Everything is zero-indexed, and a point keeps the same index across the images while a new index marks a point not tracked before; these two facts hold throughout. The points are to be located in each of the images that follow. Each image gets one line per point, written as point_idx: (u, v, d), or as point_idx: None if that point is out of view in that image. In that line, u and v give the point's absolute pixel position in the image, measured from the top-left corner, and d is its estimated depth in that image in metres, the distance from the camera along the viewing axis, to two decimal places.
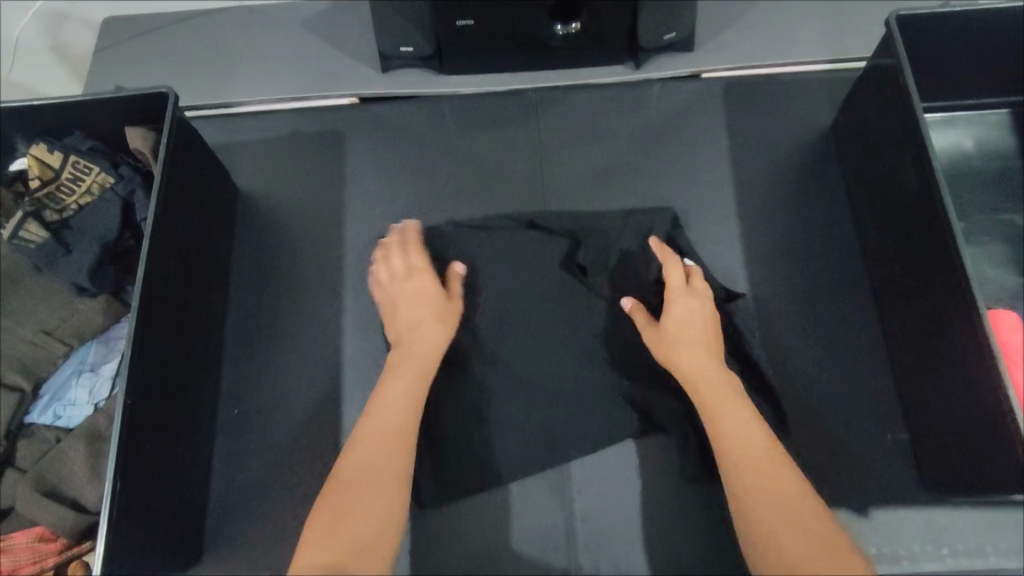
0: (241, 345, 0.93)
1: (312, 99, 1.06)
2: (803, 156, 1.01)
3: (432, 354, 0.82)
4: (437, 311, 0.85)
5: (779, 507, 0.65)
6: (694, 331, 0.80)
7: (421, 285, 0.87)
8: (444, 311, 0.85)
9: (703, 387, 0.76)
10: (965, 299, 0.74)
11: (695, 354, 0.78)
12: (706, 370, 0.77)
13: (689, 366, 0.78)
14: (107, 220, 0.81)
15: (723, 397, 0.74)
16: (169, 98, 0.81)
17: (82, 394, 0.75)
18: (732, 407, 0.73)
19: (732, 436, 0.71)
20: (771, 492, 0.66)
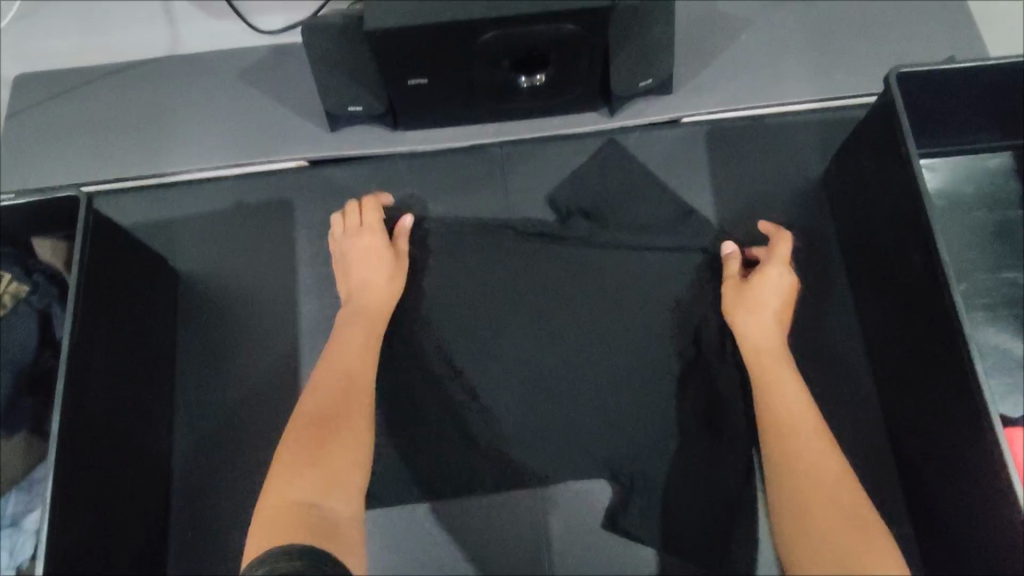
0: (191, 457, 0.84)
1: (252, 165, 0.95)
2: (794, 209, 0.93)
3: (384, 309, 0.81)
4: (390, 272, 0.83)
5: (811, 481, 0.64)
6: (771, 302, 0.78)
7: (371, 243, 0.83)
8: (395, 271, 0.83)
9: (757, 350, 0.76)
10: (972, 392, 0.68)
11: (768, 330, 0.77)
12: (769, 339, 0.77)
13: (752, 331, 0.77)
14: (21, 340, 0.72)
15: (775, 362, 0.75)
16: (80, 203, 0.71)
17: (2, 555, 0.68)
18: (789, 382, 0.73)
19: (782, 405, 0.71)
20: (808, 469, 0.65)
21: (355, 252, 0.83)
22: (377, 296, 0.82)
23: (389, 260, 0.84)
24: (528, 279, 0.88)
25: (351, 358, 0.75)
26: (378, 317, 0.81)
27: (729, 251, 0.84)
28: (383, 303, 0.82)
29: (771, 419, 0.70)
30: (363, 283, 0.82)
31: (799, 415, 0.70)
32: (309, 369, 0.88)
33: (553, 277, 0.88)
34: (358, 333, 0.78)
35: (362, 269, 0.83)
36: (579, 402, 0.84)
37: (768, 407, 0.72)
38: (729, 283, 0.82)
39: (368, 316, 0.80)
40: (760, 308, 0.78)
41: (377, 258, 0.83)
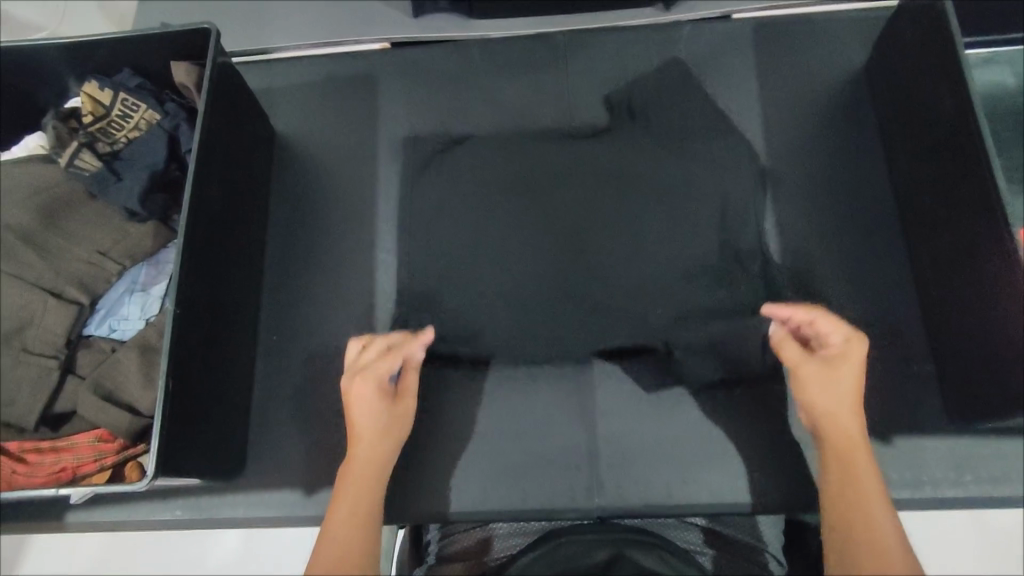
0: (278, 276, 0.96)
1: (344, 44, 1.08)
2: (838, 96, 0.99)
3: (383, 455, 0.76)
4: (384, 413, 0.77)
5: None
6: (843, 396, 0.72)
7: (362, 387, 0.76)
8: (391, 411, 0.77)
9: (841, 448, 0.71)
10: (997, 218, 0.74)
11: (848, 415, 0.71)
12: (853, 434, 0.71)
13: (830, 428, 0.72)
14: (155, 152, 0.85)
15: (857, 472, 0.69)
16: (211, 34, 0.84)
17: (134, 310, 0.80)
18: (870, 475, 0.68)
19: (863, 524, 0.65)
20: None
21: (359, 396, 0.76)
22: (379, 445, 0.76)
23: (394, 409, 0.78)
24: None
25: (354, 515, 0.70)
26: (377, 480, 0.74)
27: (776, 334, 0.77)
28: (381, 457, 0.75)
29: (841, 507, 0.68)
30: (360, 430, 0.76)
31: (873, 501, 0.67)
32: (384, 212, 0.98)
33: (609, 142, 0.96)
34: (352, 496, 0.72)
35: (366, 417, 0.76)
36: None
37: (861, 505, 0.67)
38: (806, 364, 0.74)
39: (367, 478, 0.73)
40: (842, 398, 0.72)
41: (375, 411, 0.76)
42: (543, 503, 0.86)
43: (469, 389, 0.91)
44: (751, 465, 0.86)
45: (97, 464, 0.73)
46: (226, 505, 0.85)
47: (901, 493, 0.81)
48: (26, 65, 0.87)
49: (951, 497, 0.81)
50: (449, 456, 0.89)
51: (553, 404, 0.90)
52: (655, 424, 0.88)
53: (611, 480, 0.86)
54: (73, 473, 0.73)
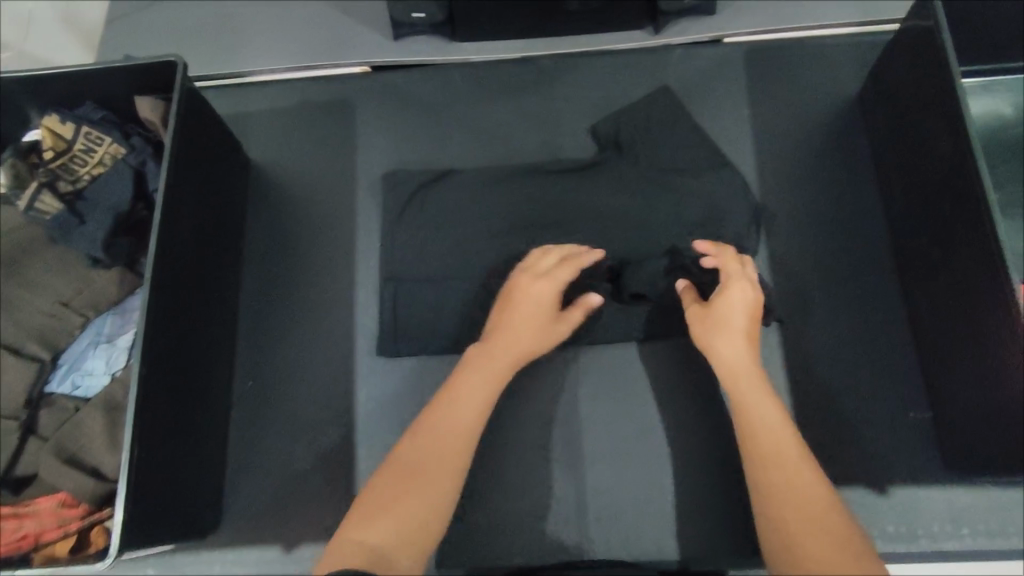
0: (253, 319, 0.92)
1: (321, 68, 1.03)
2: (831, 126, 0.97)
3: (513, 363, 0.80)
4: (541, 322, 0.82)
5: (802, 515, 0.64)
6: (737, 317, 0.77)
7: (542, 291, 0.82)
8: (544, 325, 0.82)
9: (733, 377, 0.75)
10: (996, 268, 0.72)
11: (734, 344, 0.76)
12: (741, 363, 0.75)
13: (729, 353, 0.76)
14: (120, 191, 0.80)
15: (753, 389, 0.74)
16: (177, 67, 0.79)
17: (99, 365, 0.75)
18: (761, 398, 0.73)
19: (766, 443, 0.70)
20: (796, 503, 0.65)
21: (527, 298, 0.82)
22: (510, 357, 0.80)
23: (542, 320, 0.82)
24: (573, 180, 0.95)
25: (469, 404, 0.76)
26: (507, 367, 0.80)
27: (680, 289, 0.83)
28: (512, 361, 0.80)
29: (752, 448, 0.71)
30: (507, 328, 0.81)
31: (773, 428, 0.71)
32: (365, 248, 0.95)
33: (594, 181, 0.95)
34: (476, 381, 0.78)
35: (517, 320, 0.81)
36: (614, 291, 0.89)
37: (752, 433, 0.71)
38: (691, 309, 0.80)
39: (494, 372, 0.79)
40: (730, 331, 0.76)
41: (530, 316, 0.81)
42: (532, 555, 0.84)
43: None
44: (745, 515, 0.84)
45: (61, 531, 0.70)
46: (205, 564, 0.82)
47: (897, 546, 0.80)
48: None
49: (948, 550, 0.80)
50: None
51: (541, 451, 0.87)
52: (646, 473, 0.86)
53: (599, 532, 0.84)
54: (33, 542, 0.69)
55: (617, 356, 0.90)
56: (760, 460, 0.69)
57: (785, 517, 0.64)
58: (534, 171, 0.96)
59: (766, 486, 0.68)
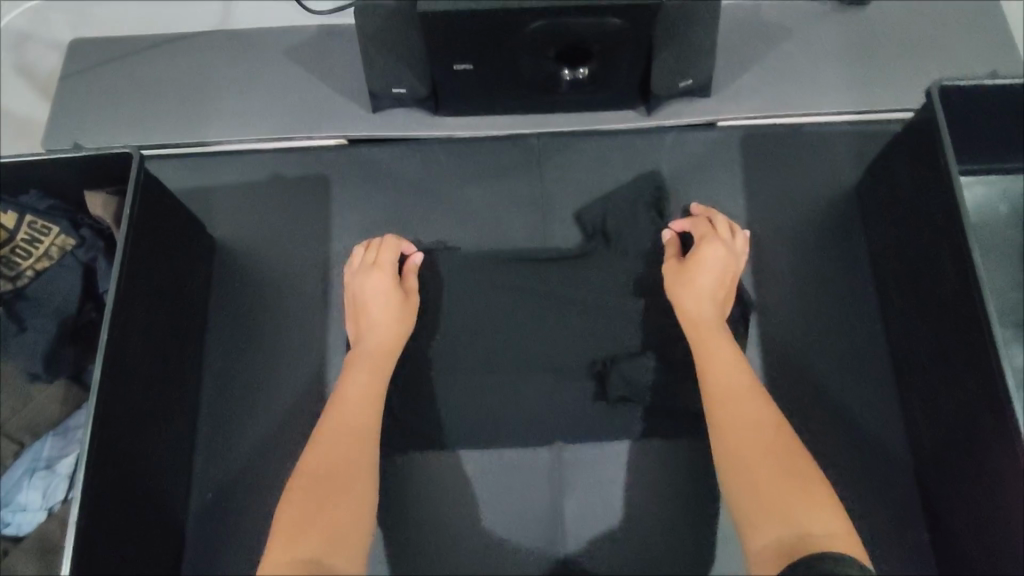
0: (215, 421, 0.85)
1: (295, 139, 0.97)
2: (825, 217, 0.94)
3: (392, 348, 0.82)
4: (394, 310, 0.83)
5: (758, 454, 0.66)
6: (705, 277, 0.81)
7: (377, 281, 0.84)
8: (402, 311, 0.83)
9: (697, 328, 0.79)
10: (1001, 406, 0.69)
11: (699, 299, 0.80)
12: (705, 312, 0.80)
13: (692, 307, 0.80)
14: (67, 291, 0.74)
15: (712, 337, 0.78)
16: (132, 161, 0.73)
17: (35, 499, 0.68)
18: (721, 345, 0.77)
19: (721, 382, 0.73)
20: (748, 440, 0.68)
21: (364, 289, 0.84)
22: (381, 343, 0.81)
23: (397, 303, 0.83)
24: (562, 272, 0.90)
25: (359, 399, 0.77)
26: (385, 357, 0.81)
27: (667, 243, 0.87)
28: (388, 350, 0.82)
29: (711, 391, 0.73)
30: (371, 322, 0.83)
31: (731, 371, 0.74)
32: (337, 342, 0.88)
33: (583, 271, 0.90)
34: (360, 373, 0.79)
35: (365, 298, 0.83)
36: (599, 390, 0.86)
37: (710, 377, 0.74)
38: (668, 264, 0.85)
39: (376, 362, 0.80)
40: (698, 288, 0.81)
41: (384, 302, 0.83)
42: None
43: (433, 556, 0.83)
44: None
45: None
46: None
47: None
48: None
49: None
50: None
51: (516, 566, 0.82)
52: None
53: None
54: None
55: (603, 467, 0.85)
56: (715, 393, 0.73)
57: (739, 454, 0.67)
58: (519, 260, 0.92)
59: (721, 427, 0.70)
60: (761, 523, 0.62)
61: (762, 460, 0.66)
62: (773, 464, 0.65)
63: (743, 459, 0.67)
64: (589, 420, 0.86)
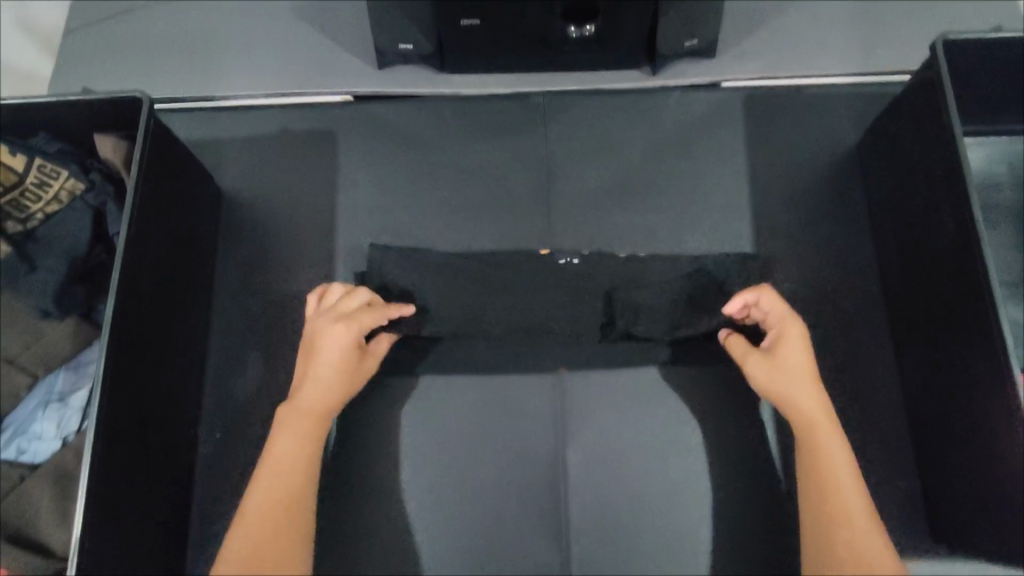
0: (226, 367, 0.86)
1: (301, 94, 0.97)
2: (826, 177, 0.95)
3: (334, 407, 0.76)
4: (350, 371, 0.77)
5: (853, 550, 0.67)
6: (799, 366, 0.74)
7: (340, 337, 0.75)
8: (356, 372, 0.78)
9: (806, 422, 0.73)
10: (997, 353, 0.71)
11: (802, 392, 0.74)
12: (812, 408, 0.73)
13: (795, 398, 0.73)
14: (78, 233, 0.75)
15: (822, 438, 0.72)
16: (143, 105, 0.73)
17: (49, 429, 0.71)
18: (835, 447, 0.72)
19: (828, 483, 0.70)
20: (849, 537, 0.68)
21: (327, 342, 0.75)
22: (326, 403, 0.75)
23: (352, 364, 0.77)
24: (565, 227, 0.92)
25: (288, 463, 0.71)
26: (320, 417, 0.75)
27: (727, 339, 0.80)
28: (328, 411, 0.75)
29: (819, 503, 0.70)
30: (322, 376, 0.75)
31: (832, 460, 0.71)
32: None
33: (585, 226, 0.92)
34: (290, 438, 0.72)
35: (322, 353, 0.75)
36: (606, 321, 0.86)
37: (818, 476, 0.71)
38: (751, 356, 0.77)
39: (306, 425, 0.73)
40: (800, 382, 0.74)
41: (341, 362, 0.76)
42: None
43: (436, 504, 0.82)
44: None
45: None
46: None
47: None
48: None
49: None
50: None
51: (522, 515, 0.82)
52: (636, 544, 0.81)
53: None
54: None
55: (608, 416, 0.84)
56: (824, 503, 0.70)
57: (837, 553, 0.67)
58: (523, 215, 0.92)
59: (825, 539, 0.69)
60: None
61: (855, 551, 0.67)
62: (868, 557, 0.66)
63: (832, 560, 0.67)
64: (593, 370, 0.86)
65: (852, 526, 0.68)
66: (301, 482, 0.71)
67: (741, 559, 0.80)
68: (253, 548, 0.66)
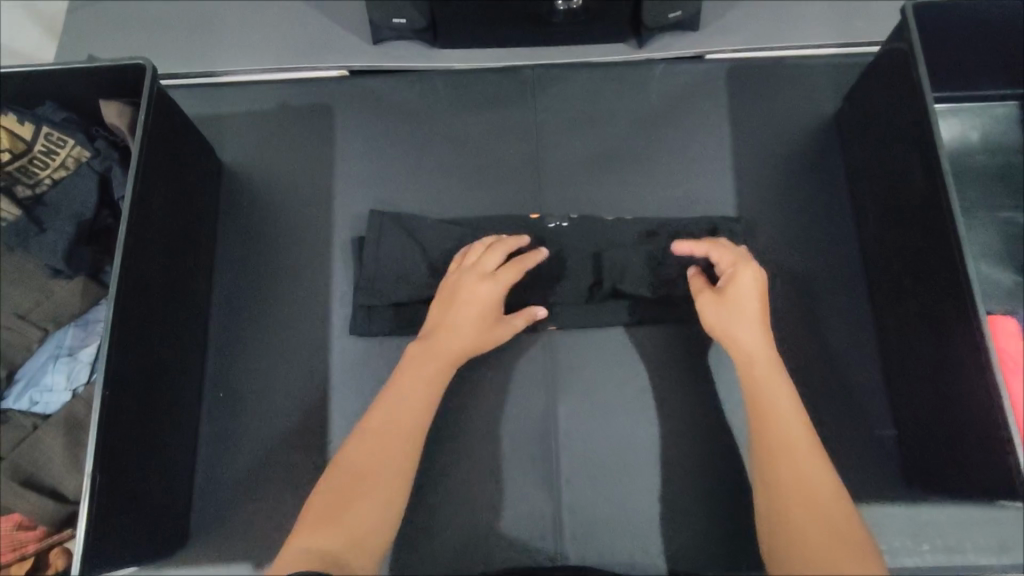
0: (228, 329, 0.90)
1: (298, 70, 1.00)
2: (807, 144, 0.98)
3: (462, 355, 0.80)
4: (479, 325, 0.80)
5: (797, 485, 0.67)
6: (748, 308, 0.78)
7: (484, 293, 0.80)
8: (484, 331, 0.81)
9: (750, 361, 0.76)
10: (964, 299, 0.74)
11: (752, 333, 0.77)
12: (757, 348, 0.76)
13: (743, 340, 0.77)
14: (84, 197, 0.77)
15: (767, 375, 0.74)
16: (147, 72, 0.76)
17: (59, 380, 0.74)
18: (776, 386, 0.73)
19: (775, 417, 0.71)
20: (792, 471, 0.68)
21: (470, 294, 0.80)
22: (455, 350, 0.79)
23: (489, 320, 0.81)
24: (554, 195, 0.95)
25: (407, 401, 0.76)
26: (448, 365, 0.79)
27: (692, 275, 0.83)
28: (456, 356, 0.79)
29: (763, 439, 0.71)
30: (455, 325, 0.80)
31: (776, 397, 0.73)
32: (340, 259, 0.92)
33: (575, 193, 0.95)
34: (418, 379, 0.78)
35: (461, 306, 0.80)
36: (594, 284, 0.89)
37: (762, 413, 0.72)
38: (701, 294, 0.80)
39: (439, 366, 0.78)
40: (748, 323, 0.77)
41: (478, 318, 0.80)
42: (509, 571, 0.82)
43: (431, 458, 0.85)
44: (722, 539, 0.82)
45: (17, 552, 0.69)
46: None
47: None
48: None
49: (910, 566, 0.83)
50: (406, 528, 0.83)
51: (515, 467, 0.85)
52: (624, 493, 0.84)
53: (574, 551, 0.82)
54: None
55: (596, 373, 0.88)
56: (771, 440, 0.70)
57: (783, 487, 0.67)
58: (514, 183, 0.96)
59: (772, 476, 0.69)
60: (797, 514, 0.65)
61: (799, 486, 0.67)
62: (809, 488, 0.67)
63: (779, 493, 0.67)
64: (583, 330, 0.89)
65: (796, 455, 0.69)
66: (406, 424, 0.75)
67: (726, 506, 0.83)
68: (360, 471, 0.72)
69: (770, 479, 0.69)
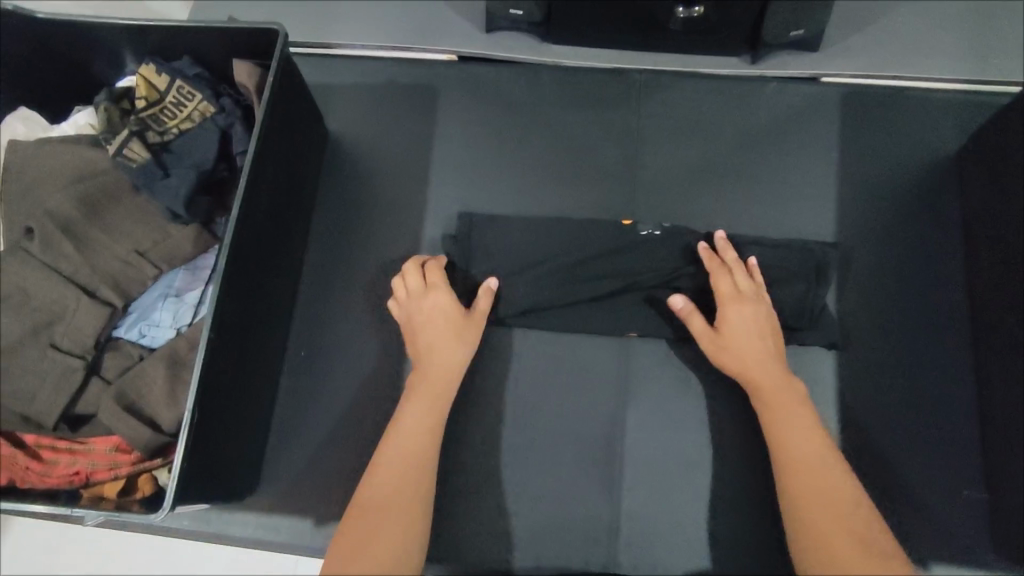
0: (315, 292, 0.93)
1: (410, 50, 1.03)
2: (921, 180, 0.94)
3: (454, 367, 0.80)
4: (456, 328, 0.82)
5: (827, 513, 0.67)
6: (757, 345, 0.78)
7: (435, 306, 0.82)
8: (464, 327, 0.82)
9: (768, 395, 0.76)
10: None
11: (766, 368, 0.77)
12: (773, 378, 0.76)
13: (759, 375, 0.77)
14: (205, 150, 0.81)
15: (786, 409, 0.75)
16: (278, 36, 0.79)
17: (167, 318, 0.81)
18: (796, 416, 0.74)
19: (797, 445, 0.72)
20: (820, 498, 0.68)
21: (421, 313, 0.82)
22: (445, 366, 0.80)
23: (456, 320, 0.82)
24: (649, 202, 0.94)
25: (405, 444, 0.76)
26: (444, 380, 0.80)
27: (684, 308, 0.82)
28: (450, 371, 0.80)
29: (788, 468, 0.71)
30: (429, 345, 0.81)
31: (797, 422, 0.73)
32: (431, 238, 0.94)
33: (670, 202, 0.94)
34: (415, 409, 0.78)
35: (424, 329, 0.82)
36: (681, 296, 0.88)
37: (785, 442, 0.73)
38: (703, 336, 0.80)
39: (427, 391, 0.79)
40: (762, 359, 0.77)
41: (442, 330, 0.81)
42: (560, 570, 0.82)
43: (496, 446, 0.86)
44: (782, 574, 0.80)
45: (111, 472, 0.74)
46: (236, 522, 0.85)
47: None
48: (87, 37, 0.85)
49: None
50: (462, 509, 0.84)
51: (578, 468, 0.85)
52: (685, 511, 0.83)
53: (627, 561, 0.82)
54: (86, 479, 0.74)
55: (670, 386, 0.86)
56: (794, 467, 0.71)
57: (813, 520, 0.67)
58: (609, 186, 0.95)
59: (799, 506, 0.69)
60: (837, 547, 0.64)
61: (828, 516, 0.67)
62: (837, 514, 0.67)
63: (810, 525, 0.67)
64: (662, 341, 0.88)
65: (821, 478, 0.69)
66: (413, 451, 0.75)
67: None
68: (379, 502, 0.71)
69: (798, 513, 0.69)
